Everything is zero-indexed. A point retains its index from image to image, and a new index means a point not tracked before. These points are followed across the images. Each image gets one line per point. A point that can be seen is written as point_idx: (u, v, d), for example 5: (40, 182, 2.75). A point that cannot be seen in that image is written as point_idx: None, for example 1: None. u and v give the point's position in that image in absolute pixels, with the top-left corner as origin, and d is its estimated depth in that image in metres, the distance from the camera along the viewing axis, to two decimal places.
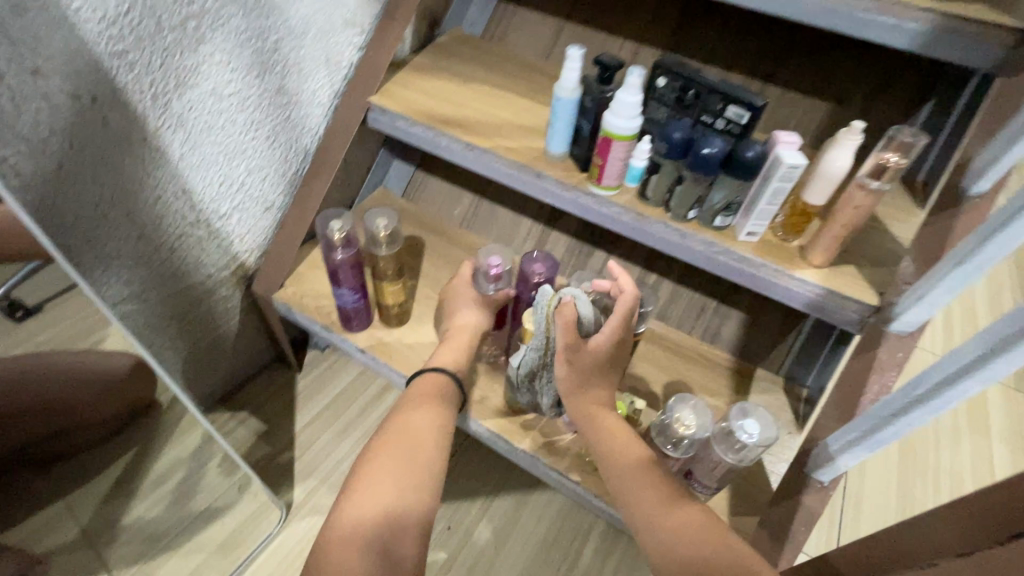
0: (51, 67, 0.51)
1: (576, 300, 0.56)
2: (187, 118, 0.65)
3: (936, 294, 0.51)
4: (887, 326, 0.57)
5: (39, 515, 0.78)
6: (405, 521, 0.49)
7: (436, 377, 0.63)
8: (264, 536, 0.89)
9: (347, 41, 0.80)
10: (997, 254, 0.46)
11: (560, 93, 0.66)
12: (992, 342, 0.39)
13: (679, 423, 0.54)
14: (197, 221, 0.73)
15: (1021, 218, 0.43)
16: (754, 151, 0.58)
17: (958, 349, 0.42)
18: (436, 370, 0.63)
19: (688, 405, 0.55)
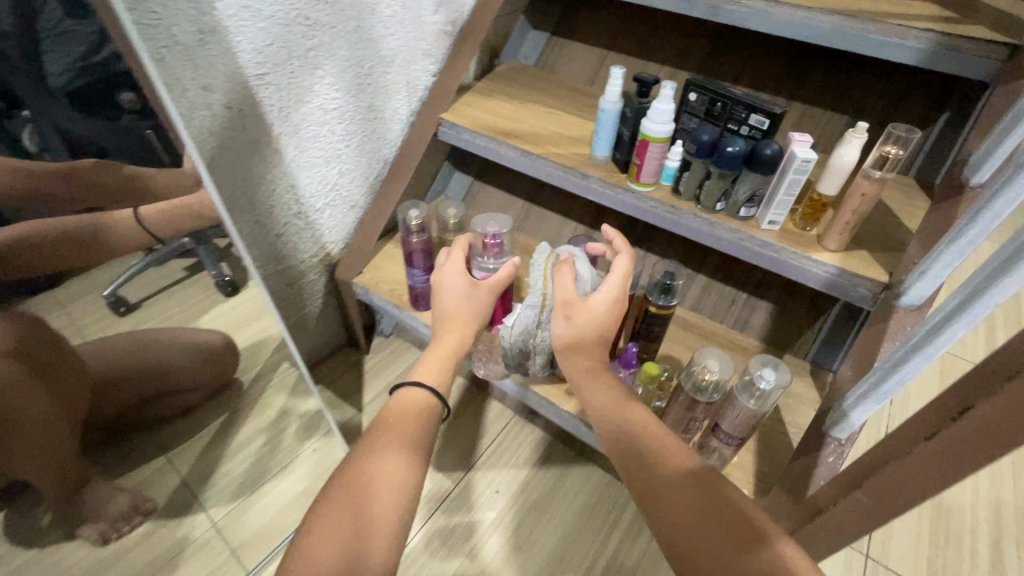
0: (217, 85, 0.67)
1: (573, 259, 0.65)
2: (301, 127, 0.81)
3: (937, 268, 0.58)
4: (898, 301, 0.63)
5: (145, 468, 0.93)
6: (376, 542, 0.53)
7: (420, 390, 0.66)
8: None
9: (424, 69, 0.96)
10: (987, 229, 0.54)
11: (605, 105, 0.78)
12: (972, 290, 0.46)
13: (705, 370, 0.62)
14: (299, 212, 0.88)
15: (1003, 196, 0.51)
16: (772, 150, 0.67)
17: (947, 301, 0.49)
18: (418, 386, 0.67)
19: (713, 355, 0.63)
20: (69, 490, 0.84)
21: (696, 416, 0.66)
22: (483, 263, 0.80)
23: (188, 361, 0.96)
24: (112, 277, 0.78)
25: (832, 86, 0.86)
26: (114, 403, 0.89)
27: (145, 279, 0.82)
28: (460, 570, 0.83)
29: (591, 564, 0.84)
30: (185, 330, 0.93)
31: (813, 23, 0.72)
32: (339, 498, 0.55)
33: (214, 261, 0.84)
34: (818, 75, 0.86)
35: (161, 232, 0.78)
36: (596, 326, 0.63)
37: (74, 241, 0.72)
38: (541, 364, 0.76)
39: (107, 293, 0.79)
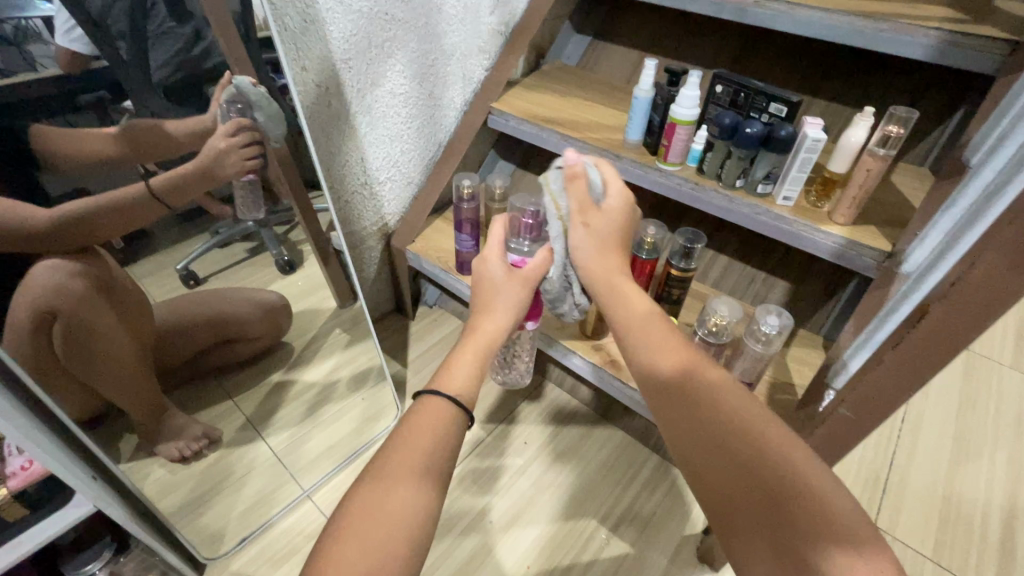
0: (311, 65, 0.83)
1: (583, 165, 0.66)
2: (373, 108, 0.95)
3: (933, 236, 0.59)
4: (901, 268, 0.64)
5: (216, 407, 1.00)
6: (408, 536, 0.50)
7: (436, 400, 0.59)
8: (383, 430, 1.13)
9: (479, 64, 1.08)
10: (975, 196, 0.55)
11: (638, 93, 0.88)
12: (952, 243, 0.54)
13: (716, 315, 0.75)
14: (365, 182, 1.03)
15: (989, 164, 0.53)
16: (787, 131, 0.76)
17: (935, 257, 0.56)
18: (435, 395, 0.60)
19: (725, 303, 0.75)
20: (153, 415, 0.87)
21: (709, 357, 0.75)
22: (518, 245, 0.75)
23: (254, 311, 1.03)
24: (186, 253, 0.85)
25: (852, 84, 0.92)
26: (179, 347, 0.92)
27: (208, 255, 0.89)
28: (488, 505, 0.92)
29: (608, 510, 0.92)
30: (232, 291, 0.99)
31: (828, 23, 0.77)
32: (369, 479, 0.52)
33: (276, 243, 0.98)
34: (837, 73, 0.93)
35: (169, 198, 0.79)
36: (614, 229, 0.66)
37: (134, 204, 0.74)
38: (577, 295, 0.73)
39: (181, 266, 0.86)
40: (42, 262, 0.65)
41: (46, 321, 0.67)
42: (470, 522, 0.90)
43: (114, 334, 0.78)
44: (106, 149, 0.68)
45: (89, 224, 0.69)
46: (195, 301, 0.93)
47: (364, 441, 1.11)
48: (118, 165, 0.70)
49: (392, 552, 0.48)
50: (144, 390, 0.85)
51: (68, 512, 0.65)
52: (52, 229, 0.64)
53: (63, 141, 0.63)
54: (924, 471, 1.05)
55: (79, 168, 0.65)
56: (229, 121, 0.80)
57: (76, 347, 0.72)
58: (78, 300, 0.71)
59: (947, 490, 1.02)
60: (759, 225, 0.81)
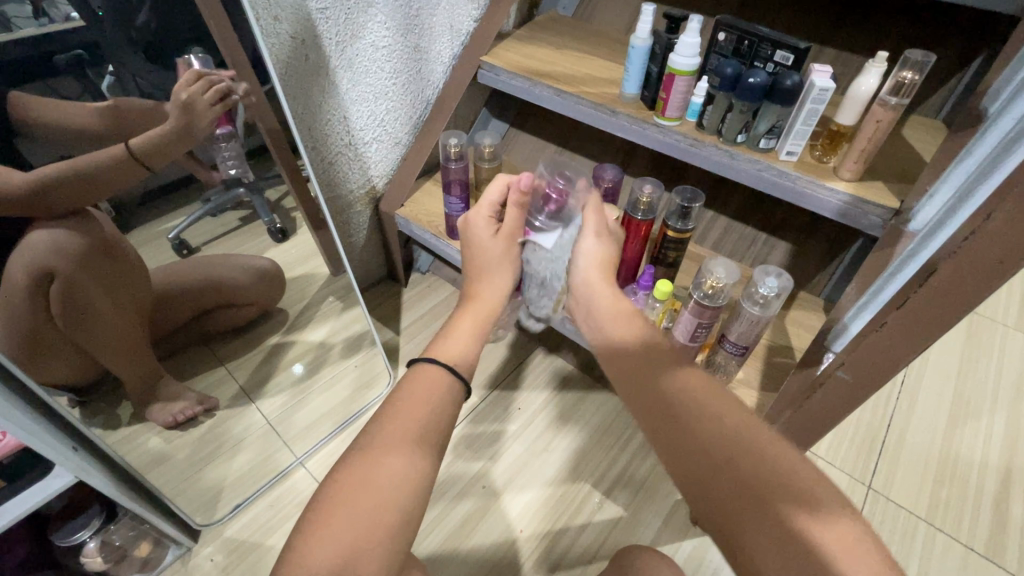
0: (284, 15, 0.76)
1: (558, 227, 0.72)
2: (354, 61, 0.89)
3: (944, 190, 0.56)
4: (905, 227, 0.58)
5: (211, 373, 1.00)
6: (390, 516, 0.48)
7: (432, 365, 0.59)
8: (376, 397, 1.11)
9: (467, 13, 1.02)
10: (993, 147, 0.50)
11: (635, 42, 0.82)
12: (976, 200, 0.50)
13: (713, 278, 0.66)
14: (350, 144, 0.97)
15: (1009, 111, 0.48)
16: (793, 80, 0.71)
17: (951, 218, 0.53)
18: (426, 362, 0.60)
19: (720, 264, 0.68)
20: (146, 383, 0.88)
21: (703, 321, 0.69)
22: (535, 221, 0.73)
23: (244, 282, 1.02)
24: (175, 223, 0.82)
25: (864, 30, 0.86)
26: (171, 314, 0.91)
27: (196, 224, 0.87)
28: (481, 470, 0.92)
29: (603, 473, 0.92)
30: (220, 259, 0.97)
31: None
32: (352, 453, 0.51)
33: (268, 211, 0.97)
34: (849, 18, 0.87)
35: (152, 161, 0.75)
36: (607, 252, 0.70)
37: (110, 172, 0.70)
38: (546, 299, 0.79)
39: (174, 235, 0.83)
40: (32, 233, 0.63)
41: (47, 282, 0.67)
42: (464, 487, 0.90)
43: (106, 302, 0.77)
44: (83, 119, 0.66)
45: (63, 190, 0.66)
46: (180, 271, 0.89)
47: (356, 408, 1.09)
48: (92, 135, 0.67)
49: (374, 539, 0.46)
50: (140, 357, 0.86)
51: (49, 482, 0.64)
52: (24, 195, 0.61)
53: (41, 108, 0.61)
54: (923, 432, 1.04)
55: (56, 135, 0.63)
56: (189, 71, 0.74)
57: (66, 312, 0.71)
58: (80, 265, 0.71)
59: (946, 451, 1.01)
60: (768, 185, 0.77)
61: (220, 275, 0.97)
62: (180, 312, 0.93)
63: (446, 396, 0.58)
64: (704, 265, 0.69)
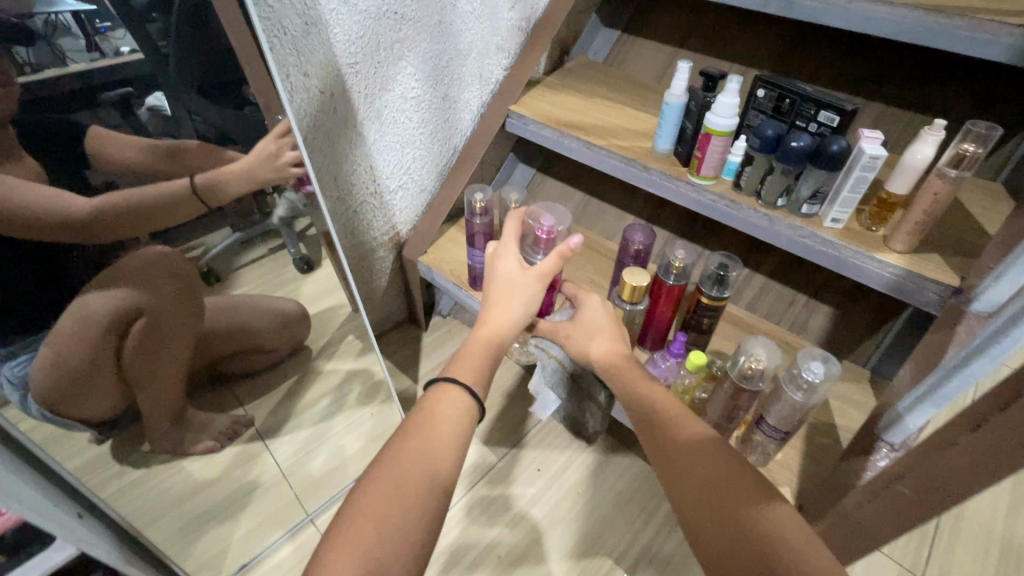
0: (314, 71, 0.76)
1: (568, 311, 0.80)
2: (382, 113, 0.88)
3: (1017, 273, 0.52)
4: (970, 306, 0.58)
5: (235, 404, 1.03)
6: None
7: (456, 387, 0.61)
8: None
9: (497, 63, 1.01)
10: None
11: (670, 99, 0.79)
12: None
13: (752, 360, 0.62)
14: (375, 193, 0.96)
15: None
16: (839, 146, 0.67)
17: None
18: (454, 383, 0.62)
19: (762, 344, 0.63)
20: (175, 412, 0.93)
21: (740, 404, 0.65)
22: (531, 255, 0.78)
23: (268, 322, 1.04)
24: (203, 248, 0.84)
25: (914, 87, 0.82)
26: (210, 345, 0.96)
27: (227, 252, 0.88)
28: (497, 538, 0.88)
29: (626, 548, 0.87)
30: (250, 298, 0.99)
31: (890, 19, 0.67)
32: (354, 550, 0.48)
33: (294, 241, 0.93)
34: (897, 73, 0.83)
35: (209, 199, 0.80)
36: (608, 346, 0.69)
37: (169, 206, 0.76)
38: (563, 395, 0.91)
39: (203, 263, 0.85)
40: (92, 293, 0.71)
41: (130, 317, 0.78)
42: (478, 555, 0.86)
43: (162, 356, 0.86)
44: (146, 158, 0.71)
45: (117, 219, 0.70)
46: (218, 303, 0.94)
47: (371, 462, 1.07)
48: (156, 173, 0.73)
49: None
50: (168, 387, 0.90)
51: (49, 556, 0.64)
52: (85, 223, 0.66)
53: (110, 142, 0.67)
54: (982, 518, 0.95)
55: (121, 164, 0.69)
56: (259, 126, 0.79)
57: (145, 346, 0.82)
58: (159, 302, 0.82)
59: (1010, 540, 0.92)
60: (807, 251, 0.73)
61: (253, 308, 1.01)
62: (217, 343, 0.97)
63: (463, 429, 0.60)
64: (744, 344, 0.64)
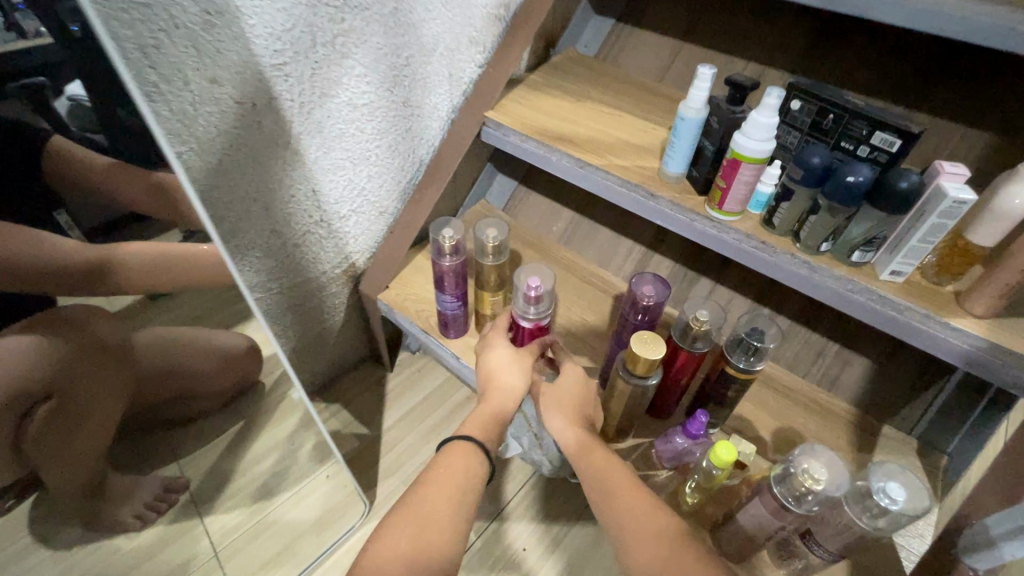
0: (226, 76, 0.57)
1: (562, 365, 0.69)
2: (325, 124, 0.70)
3: None
4: None
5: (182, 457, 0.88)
6: None
7: (466, 448, 0.58)
8: (347, 529, 0.92)
9: (471, 58, 0.84)
10: None
11: (685, 113, 0.63)
12: None
13: (808, 477, 0.47)
14: (321, 220, 0.78)
15: None
16: (909, 182, 0.52)
17: None
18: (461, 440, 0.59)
19: (819, 457, 0.48)
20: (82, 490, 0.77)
21: (786, 524, 0.51)
22: (524, 312, 0.66)
23: (210, 366, 0.87)
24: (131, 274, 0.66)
25: (971, 98, 0.68)
26: (146, 393, 0.80)
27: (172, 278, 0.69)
28: None
29: None
30: (189, 328, 0.78)
31: (960, 15, 0.51)
32: None
33: None
34: (950, 79, 0.69)
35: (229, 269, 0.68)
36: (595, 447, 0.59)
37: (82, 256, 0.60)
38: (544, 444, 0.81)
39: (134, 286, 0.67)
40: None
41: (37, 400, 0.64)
42: None
43: (87, 425, 0.72)
44: (137, 196, 0.59)
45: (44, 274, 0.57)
46: (163, 344, 0.78)
47: (321, 546, 0.91)
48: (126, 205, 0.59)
49: None
50: (91, 457, 0.75)
51: None
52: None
53: (82, 164, 0.54)
54: None
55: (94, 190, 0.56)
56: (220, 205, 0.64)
57: (54, 423, 0.67)
58: (77, 371, 0.67)
59: None
60: (856, 309, 0.59)
61: (207, 342, 0.81)
62: (152, 394, 0.81)
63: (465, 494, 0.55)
64: (794, 453, 0.49)
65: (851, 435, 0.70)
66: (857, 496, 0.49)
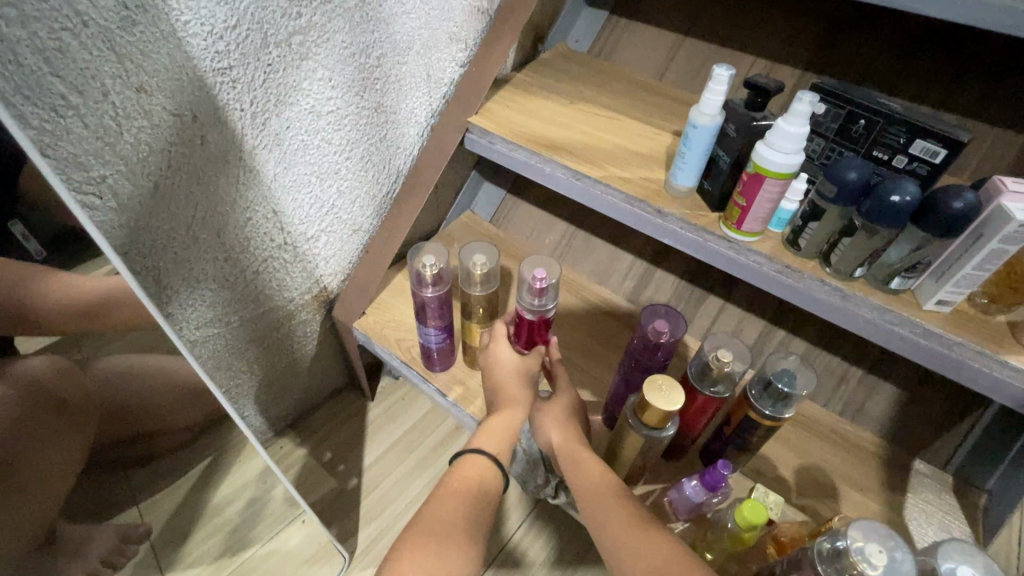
0: (156, 84, 0.48)
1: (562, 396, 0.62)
2: (283, 137, 0.60)
3: None
4: None
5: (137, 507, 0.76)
6: None
7: (472, 471, 0.52)
8: None
9: (451, 57, 0.75)
10: None
11: (697, 120, 0.55)
12: None
13: (863, 565, 0.40)
14: (284, 244, 0.69)
15: None
16: (964, 202, 0.45)
17: None
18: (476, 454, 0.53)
19: (876, 541, 0.40)
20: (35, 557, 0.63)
21: None
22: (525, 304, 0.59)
23: (169, 404, 0.73)
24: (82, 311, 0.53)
25: (1009, 99, 0.61)
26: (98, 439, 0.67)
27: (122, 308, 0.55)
28: None
29: None
30: (137, 358, 0.63)
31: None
32: None
33: None
34: (985, 77, 0.62)
35: None
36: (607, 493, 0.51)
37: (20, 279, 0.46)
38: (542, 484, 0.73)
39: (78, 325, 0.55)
40: None
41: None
42: None
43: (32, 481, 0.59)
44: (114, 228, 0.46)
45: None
46: (103, 377, 0.63)
47: None
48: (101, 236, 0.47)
49: None
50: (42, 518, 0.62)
51: None
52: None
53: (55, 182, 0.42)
54: None
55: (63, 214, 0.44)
56: None
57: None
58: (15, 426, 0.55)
59: None
60: (894, 342, 0.52)
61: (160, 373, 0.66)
62: (108, 438, 0.68)
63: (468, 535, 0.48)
64: (846, 531, 0.42)
65: (880, 471, 0.64)
66: (919, 575, 0.42)
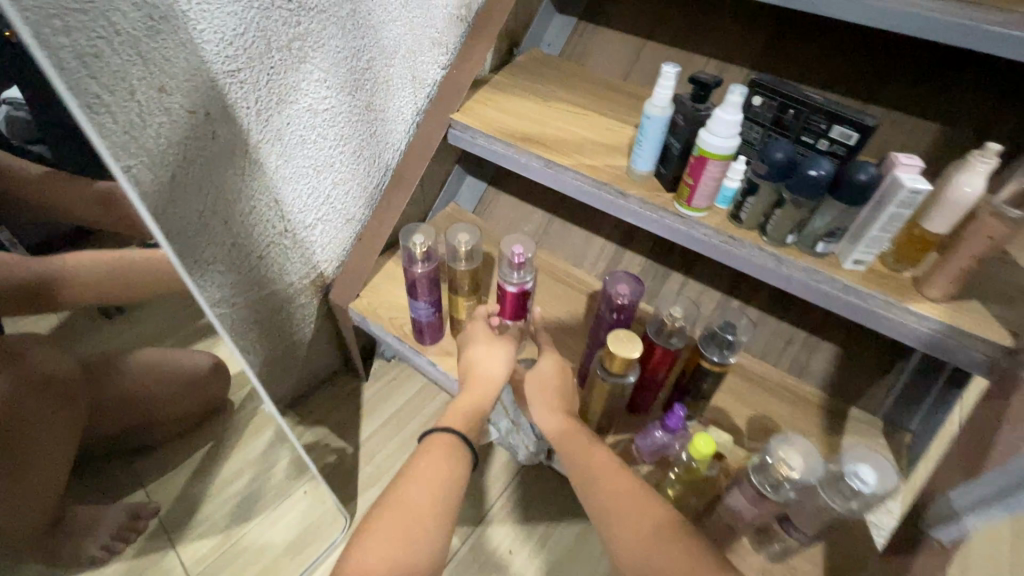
0: (175, 84, 0.54)
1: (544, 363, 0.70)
2: (284, 132, 0.67)
3: None
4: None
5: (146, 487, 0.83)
6: None
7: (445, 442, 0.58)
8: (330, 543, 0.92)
9: (433, 60, 0.82)
10: None
11: (650, 111, 0.64)
12: None
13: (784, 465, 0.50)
14: (285, 231, 0.75)
15: None
16: (868, 174, 0.54)
17: None
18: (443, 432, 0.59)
19: (795, 446, 0.51)
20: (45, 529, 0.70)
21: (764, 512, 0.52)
22: (506, 276, 0.66)
23: (168, 391, 0.80)
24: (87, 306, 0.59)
25: (919, 91, 0.71)
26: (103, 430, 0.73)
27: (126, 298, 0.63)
28: None
29: None
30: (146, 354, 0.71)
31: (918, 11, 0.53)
32: None
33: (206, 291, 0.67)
34: (900, 73, 0.72)
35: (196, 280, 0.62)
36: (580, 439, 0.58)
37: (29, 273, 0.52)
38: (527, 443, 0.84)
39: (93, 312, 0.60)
40: None
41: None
42: None
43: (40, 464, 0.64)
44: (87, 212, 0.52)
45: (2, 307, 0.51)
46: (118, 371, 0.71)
47: (307, 560, 0.90)
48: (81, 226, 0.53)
49: None
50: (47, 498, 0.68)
51: None
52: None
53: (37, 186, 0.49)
54: None
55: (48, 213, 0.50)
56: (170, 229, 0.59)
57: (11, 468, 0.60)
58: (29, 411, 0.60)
59: None
60: (822, 298, 0.60)
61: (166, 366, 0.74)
62: (113, 429, 0.75)
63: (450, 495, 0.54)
64: (771, 442, 0.52)
65: (821, 419, 0.72)
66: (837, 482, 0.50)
